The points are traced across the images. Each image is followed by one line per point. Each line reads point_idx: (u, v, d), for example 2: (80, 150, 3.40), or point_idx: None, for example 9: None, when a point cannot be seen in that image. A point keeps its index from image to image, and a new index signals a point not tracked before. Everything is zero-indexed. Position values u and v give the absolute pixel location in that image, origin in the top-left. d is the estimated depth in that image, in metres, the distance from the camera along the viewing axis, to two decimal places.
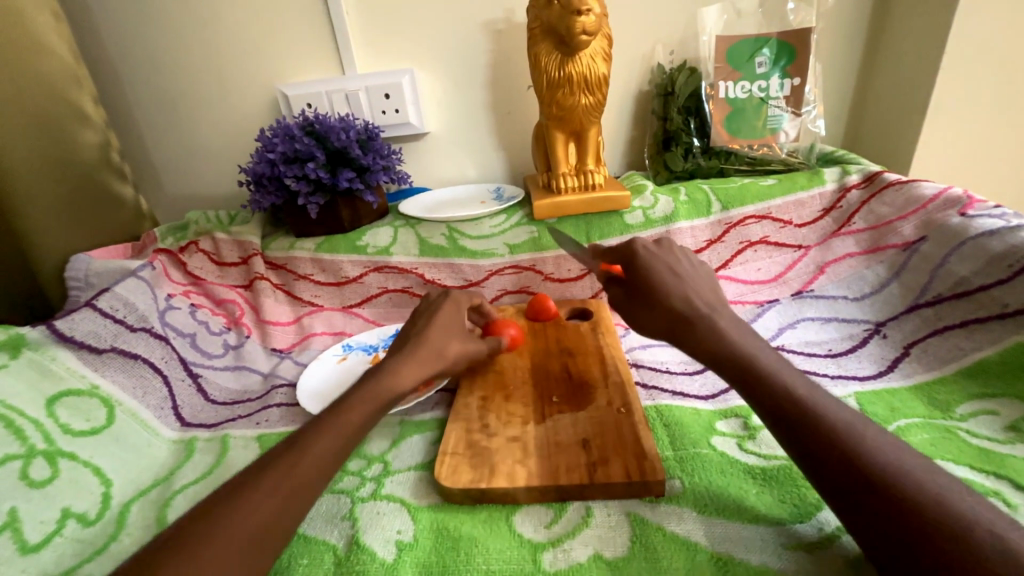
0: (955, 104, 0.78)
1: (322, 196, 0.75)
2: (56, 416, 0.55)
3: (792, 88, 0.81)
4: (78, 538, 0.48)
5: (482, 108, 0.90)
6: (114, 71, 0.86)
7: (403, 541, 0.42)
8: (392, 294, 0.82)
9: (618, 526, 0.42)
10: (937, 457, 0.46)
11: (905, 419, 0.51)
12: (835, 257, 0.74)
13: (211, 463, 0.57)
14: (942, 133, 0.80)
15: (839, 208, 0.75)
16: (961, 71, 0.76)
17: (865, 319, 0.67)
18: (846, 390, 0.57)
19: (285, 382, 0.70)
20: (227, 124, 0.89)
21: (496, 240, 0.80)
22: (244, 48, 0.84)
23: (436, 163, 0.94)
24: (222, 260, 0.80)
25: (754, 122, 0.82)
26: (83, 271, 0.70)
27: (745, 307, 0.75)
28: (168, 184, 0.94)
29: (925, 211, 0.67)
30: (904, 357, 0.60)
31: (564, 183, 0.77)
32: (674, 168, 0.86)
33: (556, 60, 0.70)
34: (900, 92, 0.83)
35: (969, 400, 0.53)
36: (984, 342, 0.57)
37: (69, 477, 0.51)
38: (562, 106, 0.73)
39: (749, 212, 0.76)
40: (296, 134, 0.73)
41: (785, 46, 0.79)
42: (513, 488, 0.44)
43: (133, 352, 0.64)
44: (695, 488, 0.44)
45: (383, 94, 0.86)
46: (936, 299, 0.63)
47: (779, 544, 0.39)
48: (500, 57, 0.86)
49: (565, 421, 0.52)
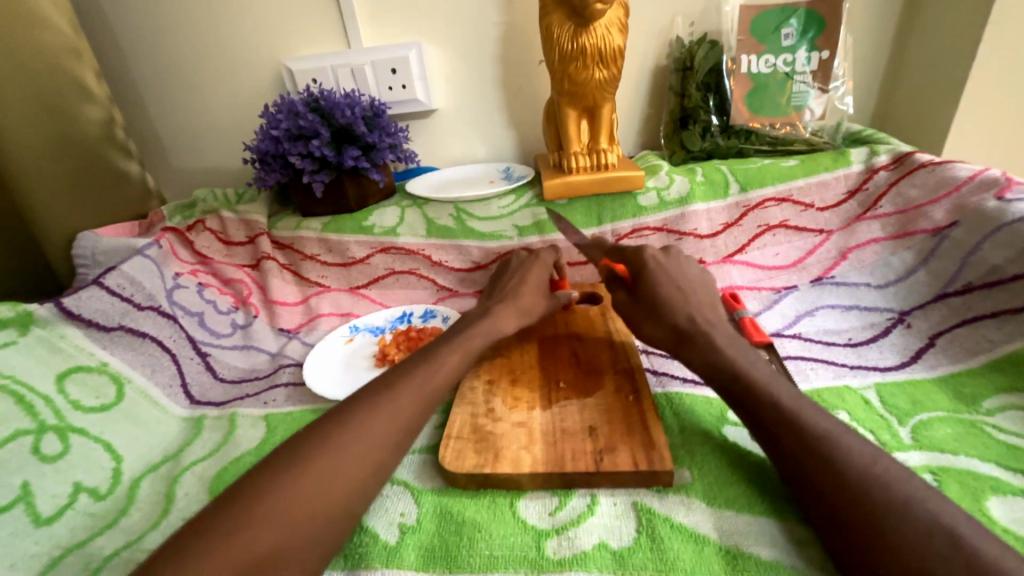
0: (996, 80, 0.73)
1: (328, 174, 0.74)
2: (66, 392, 0.55)
3: (820, 62, 0.76)
4: (89, 511, 0.49)
5: (492, 84, 0.86)
6: (117, 44, 0.84)
7: (406, 525, 0.42)
8: (399, 275, 0.81)
9: (624, 516, 0.41)
10: (960, 453, 0.44)
11: (927, 412, 0.49)
12: (859, 242, 0.71)
13: (219, 441, 0.57)
14: (981, 111, 0.75)
15: (865, 190, 0.71)
16: (1006, 42, 0.70)
17: (888, 307, 0.64)
18: (866, 381, 0.55)
19: (293, 362, 0.70)
20: (231, 100, 0.88)
21: (504, 221, 0.78)
22: (247, 20, 0.82)
23: (444, 141, 0.91)
24: (229, 239, 0.79)
25: (777, 99, 0.78)
26: (90, 249, 0.70)
27: (761, 293, 0.72)
28: (175, 162, 0.93)
29: (958, 194, 0.63)
30: (928, 348, 0.58)
31: (575, 162, 0.75)
32: (691, 147, 0.82)
33: (569, 31, 0.67)
34: (936, 67, 0.78)
35: (996, 394, 0.50)
36: (1015, 334, 0.54)
37: (80, 452, 0.52)
38: (574, 82, 0.70)
39: (769, 194, 0.73)
40: (300, 110, 0.71)
41: (813, 17, 0.75)
42: (517, 474, 0.44)
43: (142, 330, 0.64)
44: (704, 479, 0.43)
45: (389, 69, 0.83)
46: (965, 288, 0.60)
47: (790, 539, 0.38)
48: (511, 30, 0.82)
49: (573, 407, 0.51)
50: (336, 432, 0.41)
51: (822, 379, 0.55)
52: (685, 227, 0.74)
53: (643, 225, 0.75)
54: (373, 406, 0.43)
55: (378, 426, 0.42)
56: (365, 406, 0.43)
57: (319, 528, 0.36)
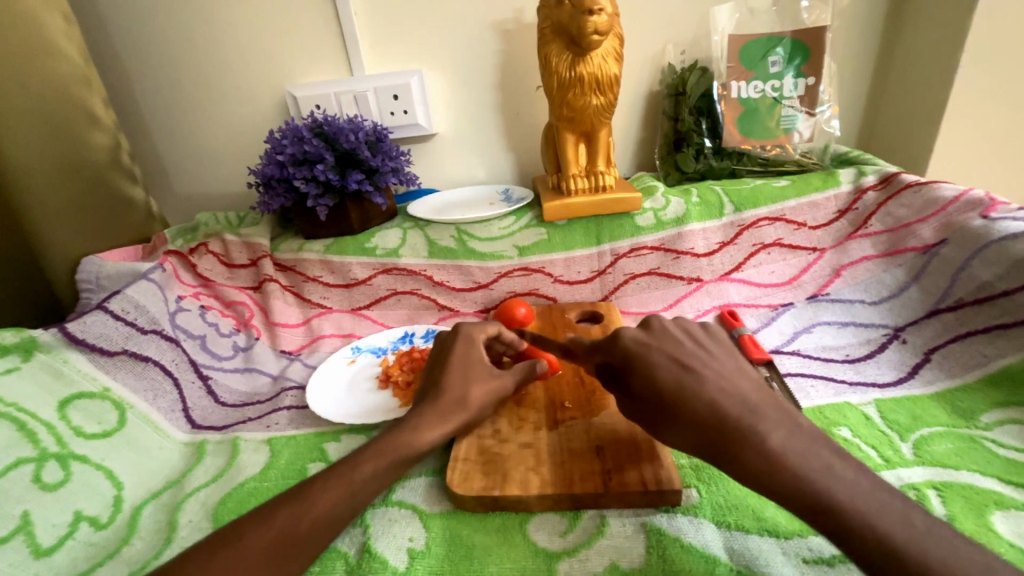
0: (974, 104, 0.76)
1: (331, 198, 0.75)
2: (68, 419, 0.55)
3: (806, 87, 0.79)
4: (90, 542, 0.48)
5: (491, 109, 0.89)
6: (123, 72, 0.86)
7: (415, 550, 0.42)
8: (401, 296, 0.81)
9: (634, 537, 0.41)
10: (961, 467, 0.45)
11: (927, 427, 0.50)
12: (851, 260, 0.73)
13: (221, 466, 0.56)
14: (962, 133, 0.79)
15: (855, 210, 0.74)
16: (981, 69, 0.74)
17: (883, 324, 0.66)
18: (866, 397, 0.55)
19: (295, 385, 0.70)
20: (235, 126, 0.89)
21: (505, 242, 0.79)
22: (254, 50, 0.84)
23: (445, 164, 0.93)
24: (232, 262, 0.80)
25: (767, 123, 0.81)
26: (95, 273, 0.70)
27: (758, 310, 0.73)
28: (177, 185, 0.94)
29: (945, 213, 0.65)
30: (924, 364, 0.59)
31: (574, 184, 0.76)
32: (685, 169, 0.85)
33: (567, 60, 0.69)
34: (917, 91, 0.81)
35: (993, 408, 0.51)
36: (1008, 349, 0.56)
37: (81, 480, 0.52)
38: (573, 107, 0.72)
39: (763, 214, 0.75)
40: (306, 135, 0.72)
41: (799, 45, 0.78)
42: (526, 496, 0.44)
43: (144, 354, 0.64)
44: (712, 498, 0.43)
45: (392, 95, 0.85)
46: (958, 304, 0.61)
47: (801, 558, 0.38)
48: (509, 58, 0.85)
49: (579, 427, 0.51)
50: (230, 537, 0.38)
51: (823, 395, 0.56)
52: (682, 246, 0.76)
53: (641, 244, 0.77)
54: (270, 511, 0.40)
55: (273, 536, 0.38)
56: (263, 512, 0.40)
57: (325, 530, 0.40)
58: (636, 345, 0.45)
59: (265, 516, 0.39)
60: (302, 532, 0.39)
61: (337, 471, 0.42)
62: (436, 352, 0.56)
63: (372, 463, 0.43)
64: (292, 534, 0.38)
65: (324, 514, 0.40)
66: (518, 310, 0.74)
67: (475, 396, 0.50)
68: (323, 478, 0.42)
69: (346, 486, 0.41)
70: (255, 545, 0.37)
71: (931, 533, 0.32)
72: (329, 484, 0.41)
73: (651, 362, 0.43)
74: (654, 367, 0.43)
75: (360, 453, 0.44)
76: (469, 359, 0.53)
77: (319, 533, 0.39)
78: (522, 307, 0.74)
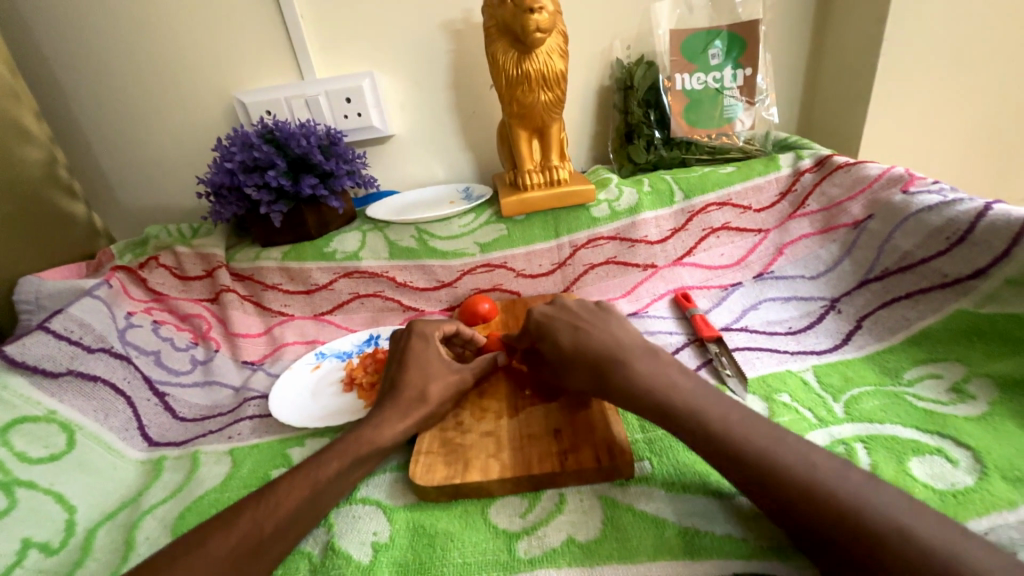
0: (897, 88, 0.82)
1: (285, 204, 0.74)
2: (11, 445, 0.53)
3: (744, 78, 0.83)
4: (40, 568, 0.47)
5: (446, 109, 0.90)
6: (58, 84, 0.83)
7: (379, 542, 0.42)
8: (364, 299, 0.81)
9: (590, 510, 0.43)
10: (886, 421, 0.49)
11: (858, 387, 0.54)
12: (792, 238, 0.77)
13: (181, 481, 0.55)
14: (888, 115, 0.84)
15: (795, 191, 0.78)
16: (901, 56, 0.79)
17: (822, 296, 0.70)
18: (805, 364, 0.59)
19: (257, 395, 0.69)
20: (183, 135, 0.87)
21: (466, 239, 0.80)
22: (198, 58, 0.82)
23: (404, 165, 0.93)
24: (185, 274, 0.78)
25: (711, 113, 0.85)
26: (34, 293, 0.67)
27: (710, 291, 0.77)
28: (124, 198, 0.91)
29: (871, 190, 0.70)
30: (857, 330, 0.63)
31: (529, 179, 0.78)
32: (637, 160, 0.88)
33: (514, 58, 0.71)
34: (847, 78, 0.86)
35: (916, 366, 0.56)
36: (927, 311, 0.60)
37: (28, 506, 0.50)
38: (522, 104, 0.74)
39: (710, 199, 0.78)
40: (254, 142, 0.71)
41: (735, 38, 0.82)
42: (487, 482, 0.45)
43: (92, 373, 0.62)
44: (664, 468, 0.46)
45: (344, 98, 0.85)
46: (884, 273, 0.66)
47: (743, 514, 0.41)
48: (460, 57, 0.86)
49: (538, 413, 0.53)
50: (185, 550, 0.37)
51: (767, 366, 0.60)
52: (637, 234, 0.79)
53: (598, 235, 0.79)
54: (233, 513, 0.40)
55: (238, 536, 0.38)
56: (226, 515, 0.40)
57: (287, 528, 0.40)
58: (545, 315, 0.55)
59: (228, 520, 0.39)
60: (264, 533, 0.39)
61: (299, 470, 0.43)
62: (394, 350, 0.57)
63: (336, 461, 0.44)
64: (258, 536, 0.39)
65: (289, 512, 0.40)
66: (482, 306, 0.75)
67: (434, 390, 0.52)
68: (286, 479, 0.42)
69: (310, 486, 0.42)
70: (218, 552, 0.37)
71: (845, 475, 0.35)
72: (293, 483, 0.42)
73: (554, 326, 0.53)
74: (557, 329, 0.53)
75: (323, 452, 0.45)
76: (427, 355, 0.55)
77: (283, 530, 0.40)
78: (485, 303, 0.76)
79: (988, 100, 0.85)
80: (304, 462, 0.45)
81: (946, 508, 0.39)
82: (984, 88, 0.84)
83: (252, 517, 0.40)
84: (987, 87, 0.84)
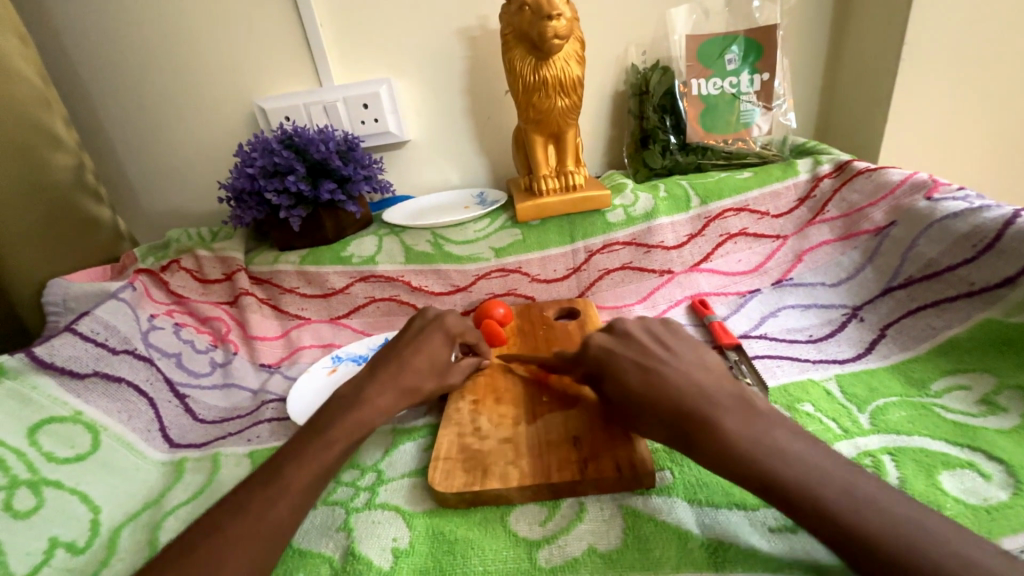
0: (919, 92, 0.81)
1: (304, 208, 0.75)
2: (39, 445, 0.54)
3: (762, 83, 0.82)
4: (68, 567, 0.47)
5: (461, 115, 0.90)
6: (85, 91, 0.85)
7: (400, 548, 0.43)
8: (379, 303, 0.82)
9: (611, 520, 0.43)
10: (914, 433, 0.48)
11: (884, 398, 0.53)
12: (812, 245, 0.76)
13: (202, 482, 0.56)
14: (908, 122, 0.83)
15: (813, 197, 0.77)
16: (922, 61, 0.78)
17: (843, 304, 0.69)
18: (827, 373, 0.59)
19: (276, 397, 0.70)
20: (203, 141, 0.89)
21: (481, 244, 0.80)
22: (219, 66, 0.84)
23: (420, 170, 0.94)
24: (205, 277, 0.79)
25: (728, 118, 0.84)
26: (61, 296, 0.69)
27: (727, 298, 0.76)
28: (144, 201, 0.93)
29: (894, 196, 0.69)
30: (880, 339, 0.62)
31: (545, 185, 0.78)
32: (652, 165, 0.87)
33: (531, 64, 0.71)
34: (867, 83, 0.85)
35: (942, 376, 0.55)
36: (954, 320, 0.59)
37: (55, 506, 0.50)
38: (539, 110, 0.74)
39: (727, 205, 0.78)
40: (274, 147, 0.72)
41: (752, 43, 0.81)
42: (506, 490, 0.45)
43: (117, 375, 0.63)
44: (685, 478, 0.45)
45: (361, 104, 0.86)
46: (908, 281, 0.65)
47: (768, 527, 0.40)
48: (476, 63, 0.87)
49: (556, 420, 0.52)
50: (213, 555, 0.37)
51: (788, 374, 0.59)
52: (653, 240, 0.78)
53: (613, 240, 0.79)
54: (255, 505, 0.40)
55: (246, 528, 0.39)
56: (248, 506, 0.40)
57: (291, 503, 0.41)
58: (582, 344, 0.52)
59: (255, 512, 0.40)
60: (271, 515, 0.40)
61: (283, 469, 0.43)
62: (408, 331, 0.59)
63: (329, 447, 0.45)
64: (273, 524, 0.39)
65: (303, 510, 0.41)
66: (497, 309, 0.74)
67: (431, 378, 0.55)
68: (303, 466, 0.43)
69: (312, 468, 0.43)
70: (233, 533, 0.38)
71: (865, 488, 0.35)
72: (315, 486, 0.43)
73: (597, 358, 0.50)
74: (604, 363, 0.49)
75: (312, 442, 0.45)
76: (435, 363, 0.56)
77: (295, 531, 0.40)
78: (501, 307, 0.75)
79: (1010, 107, 0.83)
80: (283, 457, 0.45)
81: (980, 525, 0.38)
82: (1007, 94, 0.82)
83: (265, 499, 0.41)
84: (1011, 92, 0.82)
